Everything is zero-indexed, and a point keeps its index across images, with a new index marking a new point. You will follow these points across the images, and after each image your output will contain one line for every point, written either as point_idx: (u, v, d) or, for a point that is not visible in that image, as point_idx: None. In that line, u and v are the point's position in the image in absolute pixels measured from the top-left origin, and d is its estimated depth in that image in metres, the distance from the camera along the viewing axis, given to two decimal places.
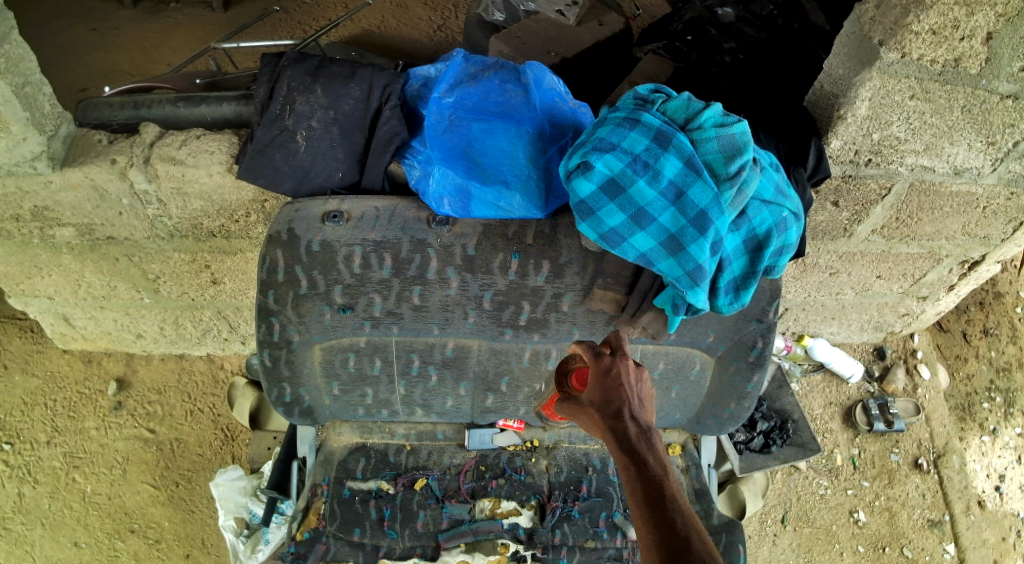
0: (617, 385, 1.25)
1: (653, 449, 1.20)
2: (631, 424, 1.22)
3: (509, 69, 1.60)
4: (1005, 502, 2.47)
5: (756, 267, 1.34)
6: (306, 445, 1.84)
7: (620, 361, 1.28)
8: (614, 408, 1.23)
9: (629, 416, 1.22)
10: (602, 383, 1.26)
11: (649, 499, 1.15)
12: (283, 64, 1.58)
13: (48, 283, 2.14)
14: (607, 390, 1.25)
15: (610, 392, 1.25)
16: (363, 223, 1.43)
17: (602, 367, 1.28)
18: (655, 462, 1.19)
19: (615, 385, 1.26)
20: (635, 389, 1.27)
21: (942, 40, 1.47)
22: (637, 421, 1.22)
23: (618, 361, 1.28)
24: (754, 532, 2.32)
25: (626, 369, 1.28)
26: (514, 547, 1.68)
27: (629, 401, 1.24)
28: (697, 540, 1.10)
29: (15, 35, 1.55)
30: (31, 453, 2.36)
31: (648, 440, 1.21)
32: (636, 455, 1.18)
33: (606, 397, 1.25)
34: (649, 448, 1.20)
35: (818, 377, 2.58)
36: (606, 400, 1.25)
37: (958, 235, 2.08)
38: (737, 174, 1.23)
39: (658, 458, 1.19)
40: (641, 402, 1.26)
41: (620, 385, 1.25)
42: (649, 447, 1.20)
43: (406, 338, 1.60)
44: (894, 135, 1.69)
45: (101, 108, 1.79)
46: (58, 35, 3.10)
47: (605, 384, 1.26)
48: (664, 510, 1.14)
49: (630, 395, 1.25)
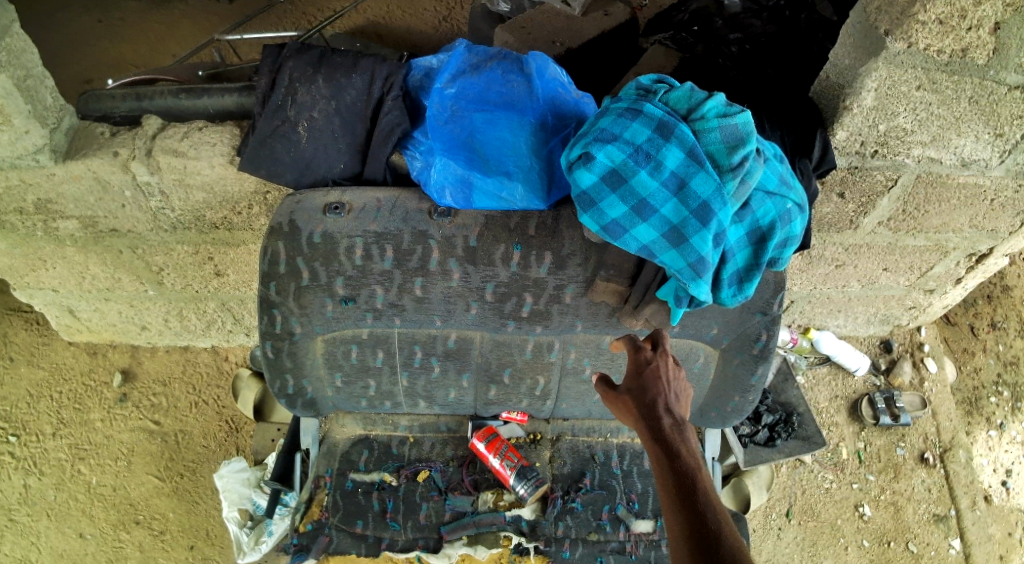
0: (654, 377, 1.38)
1: (685, 441, 1.30)
2: (665, 414, 1.33)
3: (512, 58, 1.59)
4: (1012, 498, 2.45)
5: (759, 259, 1.31)
6: (309, 436, 1.85)
7: (659, 356, 1.41)
8: (650, 398, 1.36)
9: (664, 407, 1.34)
10: (641, 374, 1.39)
11: (683, 493, 1.22)
12: (284, 55, 1.57)
13: (53, 276, 2.14)
14: (645, 383, 1.38)
15: (649, 384, 1.37)
16: (365, 215, 1.43)
17: (641, 360, 1.41)
18: (688, 456, 1.27)
19: (652, 377, 1.38)
20: (671, 384, 1.38)
21: (949, 30, 1.46)
22: (672, 413, 1.33)
23: (657, 356, 1.41)
24: (758, 525, 2.31)
25: (663, 364, 1.40)
26: (516, 540, 1.70)
27: (664, 393, 1.36)
28: (728, 533, 1.15)
29: (17, 27, 1.55)
30: (37, 445, 2.37)
31: (680, 432, 1.31)
32: (671, 447, 1.28)
33: (643, 389, 1.37)
34: (681, 440, 1.29)
35: (824, 370, 2.56)
36: (642, 389, 1.37)
37: (965, 228, 2.06)
38: (739, 165, 1.22)
39: (690, 448, 1.29)
40: (677, 397, 1.38)
41: (658, 378, 1.38)
42: (682, 438, 1.30)
43: (408, 329, 1.60)
44: (901, 126, 1.67)
45: (103, 99, 1.78)
46: (64, 27, 3.09)
47: (644, 377, 1.39)
48: (696, 503, 1.20)
49: (666, 389, 1.37)
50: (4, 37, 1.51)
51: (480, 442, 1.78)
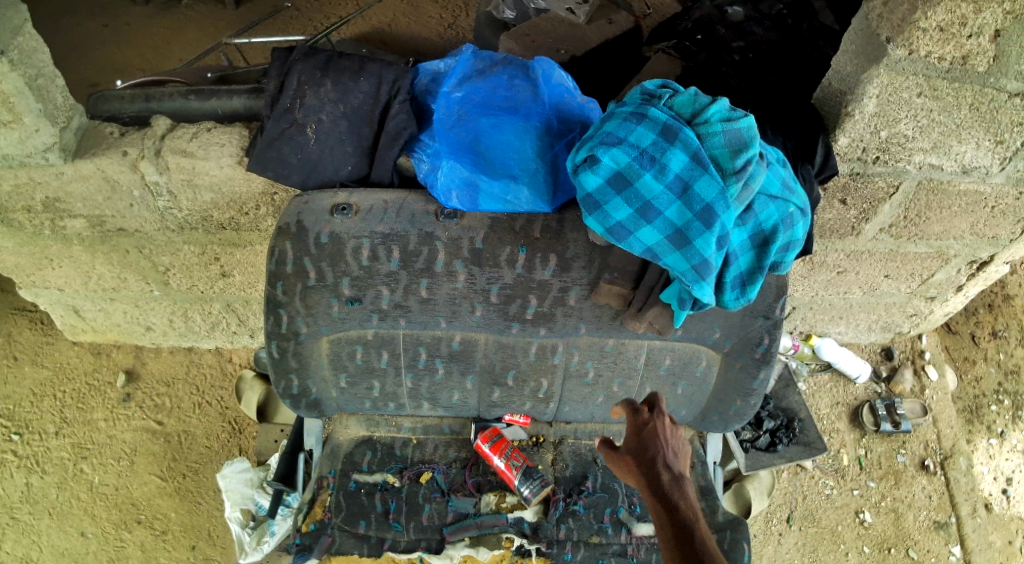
0: (652, 438, 1.38)
1: (686, 502, 1.30)
2: (665, 473, 1.34)
3: (518, 64, 1.61)
4: (1012, 506, 2.45)
5: (762, 263, 1.33)
6: (312, 436, 1.88)
7: (656, 416, 1.41)
8: (649, 457, 1.36)
9: (663, 464, 1.35)
10: (640, 435, 1.40)
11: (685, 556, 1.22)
12: (293, 58, 1.59)
13: (59, 275, 2.15)
14: (644, 444, 1.39)
15: (648, 445, 1.38)
16: (372, 216, 1.44)
17: (639, 421, 1.42)
18: (689, 518, 1.27)
19: (651, 437, 1.39)
20: (669, 441, 1.39)
21: (950, 37, 1.47)
22: (672, 471, 1.34)
23: (654, 416, 1.41)
24: (759, 531, 2.31)
25: (661, 424, 1.40)
26: (518, 541, 1.69)
27: (663, 450, 1.37)
28: None
29: (29, 27, 1.57)
30: (39, 444, 2.38)
31: (681, 491, 1.32)
32: (671, 511, 1.28)
33: (642, 450, 1.38)
34: (683, 501, 1.30)
35: (825, 377, 2.57)
36: (641, 450, 1.38)
37: (966, 235, 2.07)
38: (743, 168, 1.23)
39: (691, 508, 1.29)
40: (677, 455, 1.38)
41: (657, 438, 1.38)
42: (682, 498, 1.30)
43: (413, 331, 1.61)
44: (902, 132, 1.69)
45: (112, 100, 1.82)
46: (76, 32, 3.12)
47: (643, 438, 1.39)
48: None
49: (666, 448, 1.37)
50: (17, 37, 1.53)
51: (486, 444, 1.79)
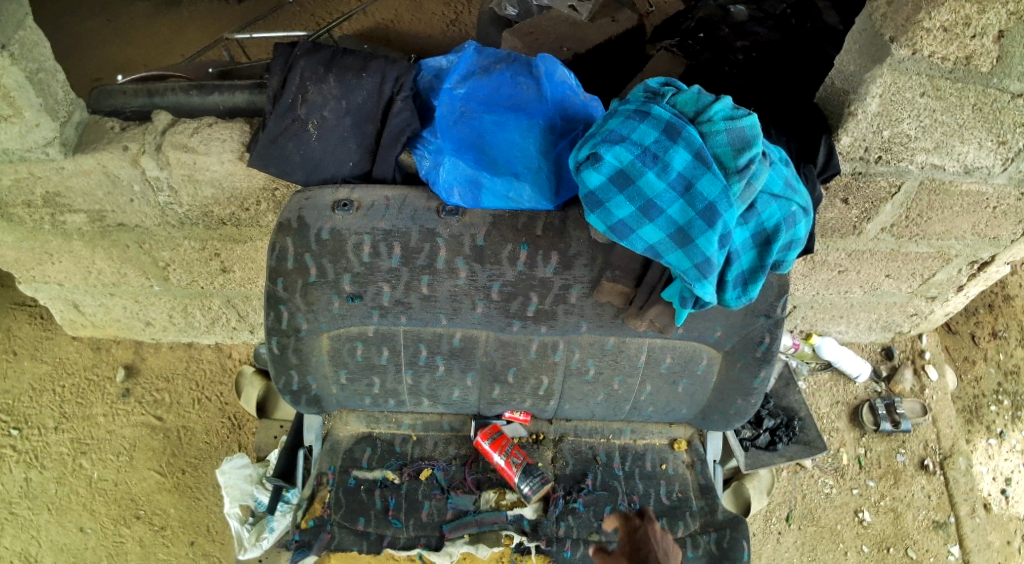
0: (645, 539, 1.43)
1: None
2: None
3: (521, 61, 1.60)
4: (1011, 506, 2.45)
5: (764, 261, 1.32)
6: (313, 432, 1.85)
7: (647, 520, 1.47)
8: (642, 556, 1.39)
9: None
10: (632, 538, 1.45)
11: None
12: (296, 54, 1.59)
13: (59, 270, 2.15)
14: (637, 545, 1.43)
15: (641, 545, 1.42)
16: (373, 212, 1.44)
17: (631, 526, 1.47)
18: None
19: (643, 538, 1.43)
20: (661, 546, 1.43)
21: (954, 37, 1.47)
22: None
23: (645, 521, 1.47)
24: (758, 529, 2.31)
25: (652, 527, 1.46)
26: (518, 539, 1.69)
27: (656, 551, 1.40)
28: None
29: (31, 21, 1.57)
30: (39, 438, 2.37)
31: None
32: None
33: (636, 550, 1.42)
34: None
35: (825, 376, 2.57)
36: (635, 552, 1.41)
37: (968, 235, 2.07)
38: (746, 167, 1.23)
39: None
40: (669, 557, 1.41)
41: (649, 539, 1.43)
42: None
43: (414, 327, 1.61)
44: (905, 132, 1.68)
45: (115, 95, 1.83)
46: (76, 27, 3.11)
47: (635, 538, 1.44)
48: None
49: (658, 549, 1.41)
50: (18, 31, 1.52)
51: (486, 440, 1.80)
